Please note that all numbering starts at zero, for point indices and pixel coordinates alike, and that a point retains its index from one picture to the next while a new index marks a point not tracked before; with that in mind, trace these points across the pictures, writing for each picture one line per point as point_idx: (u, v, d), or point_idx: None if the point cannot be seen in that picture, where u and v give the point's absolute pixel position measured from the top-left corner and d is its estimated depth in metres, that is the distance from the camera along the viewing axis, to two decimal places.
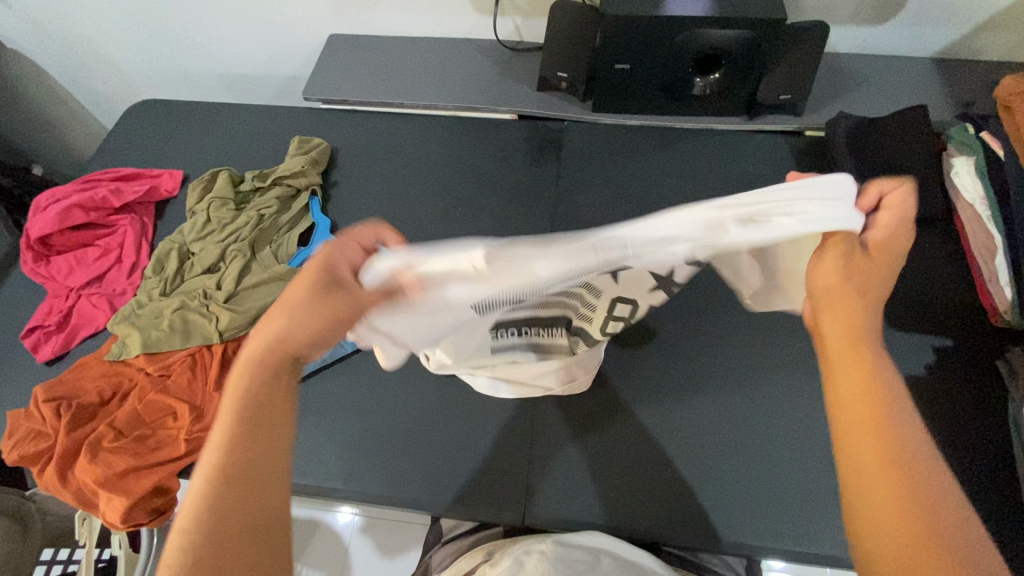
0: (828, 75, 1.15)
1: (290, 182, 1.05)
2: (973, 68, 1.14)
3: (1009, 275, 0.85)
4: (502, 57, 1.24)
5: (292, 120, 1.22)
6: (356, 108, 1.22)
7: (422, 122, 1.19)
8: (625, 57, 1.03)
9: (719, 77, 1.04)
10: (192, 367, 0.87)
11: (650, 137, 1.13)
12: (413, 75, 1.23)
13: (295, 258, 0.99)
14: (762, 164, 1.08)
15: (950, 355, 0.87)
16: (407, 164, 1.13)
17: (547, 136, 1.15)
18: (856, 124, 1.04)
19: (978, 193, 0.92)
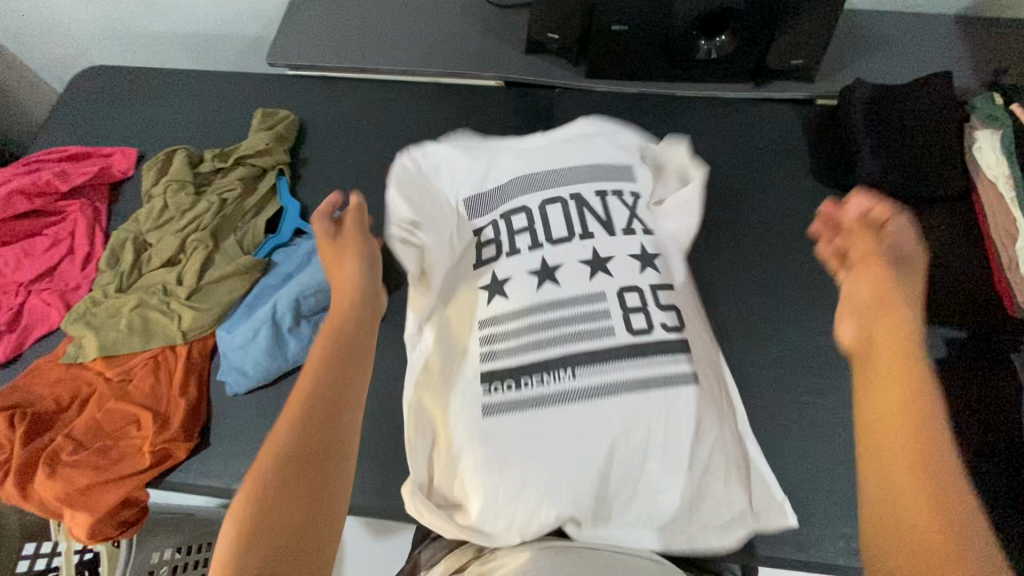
0: (843, 35, 1.05)
1: (254, 161, 0.96)
2: (1001, 27, 1.04)
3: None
4: (487, 16, 1.12)
5: (256, 89, 1.11)
6: (327, 75, 1.11)
7: (399, 89, 1.09)
8: (622, 17, 0.93)
9: (726, 39, 0.94)
10: (155, 371, 0.81)
11: (648, 106, 1.04)
12: (388, 37, 1.12)
13: (263, 247, 0.91)
14: (769, 136, 1.00)
15: (961, 348, 0.82)
16: (383, 139, 1.04)
17: (537, 105, 1.05)
18: (872, 92, 0.95)
19: (1003, 172, 0.86)
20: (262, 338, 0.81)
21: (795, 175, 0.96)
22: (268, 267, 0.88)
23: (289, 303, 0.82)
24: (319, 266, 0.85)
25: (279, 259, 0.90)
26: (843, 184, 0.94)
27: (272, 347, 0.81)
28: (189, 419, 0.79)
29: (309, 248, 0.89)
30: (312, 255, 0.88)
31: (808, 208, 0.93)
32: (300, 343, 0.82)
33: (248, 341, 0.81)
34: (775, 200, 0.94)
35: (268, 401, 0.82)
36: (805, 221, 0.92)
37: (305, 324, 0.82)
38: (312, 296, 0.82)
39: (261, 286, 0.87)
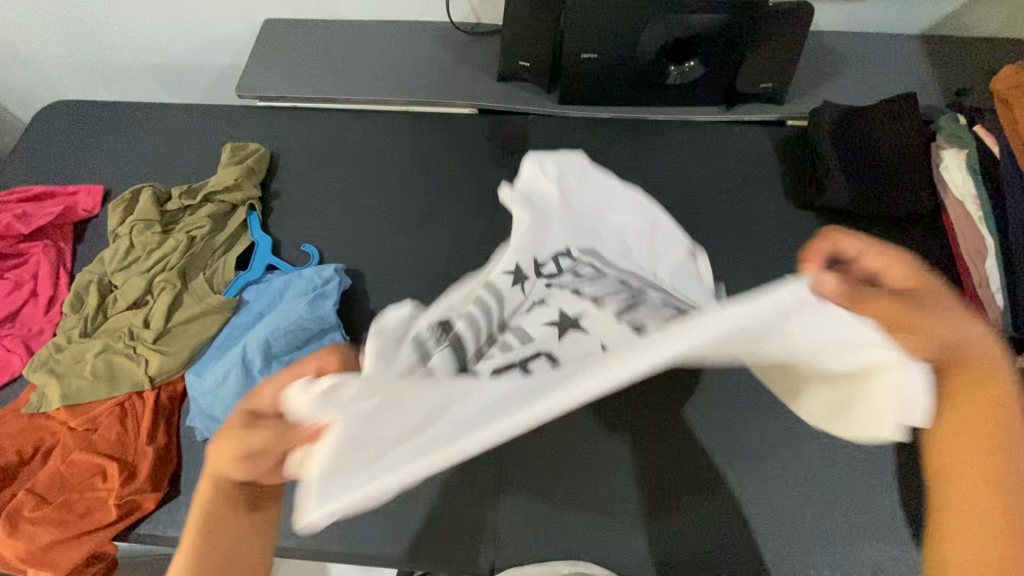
0: (808, 56, 1.07)
1: (223, 197, 0.95)
2: (960, 45, 1.07)
3: (1001, 282, 0.82)
4: (459, 43, 1.13)
5: (226, 121, 1.09)
6: (297, 105, 1.10)
7: (372, 119, 1.09)
8: (593, 46, 0.94)
9: (695, 65, 0.95)
10: (122, 419, 0.78)
11: (622, 130, 1.04)
12: (361, 66, 1.12)
13: (234, 285, 0.89)
14: (742, 159, 1.00)
15: None
16: (359, 171, 1.03)
17: (510, 132, 1.06)
18: (841, 116, 0.96)
19: (970, 191, 0.87)
20: (232, 382, 0.78)
21: (767, 198, 0.97)
22: (237, 307, 0.87)
23: (259, 345, 0.79)
24: (289, 305, 0.83)
25: (250, 297, 0.88)
26: (815, 206, 0.94)
27: (243, 390, 0.78)
28: (157, 467, 0.76)
29: (281, 285, 0.88)
30: (284, 292, 0.87)
31: (782, 229, 0.94)
32: None
33: (218, 384, 0.79)
34: (751, 223, 0.95)
35: None
36: (779, 242, 0.93)
37: (276, 365, 0.80)
38: (282, 337, 0.80)
39: (231, 326, 0.85)
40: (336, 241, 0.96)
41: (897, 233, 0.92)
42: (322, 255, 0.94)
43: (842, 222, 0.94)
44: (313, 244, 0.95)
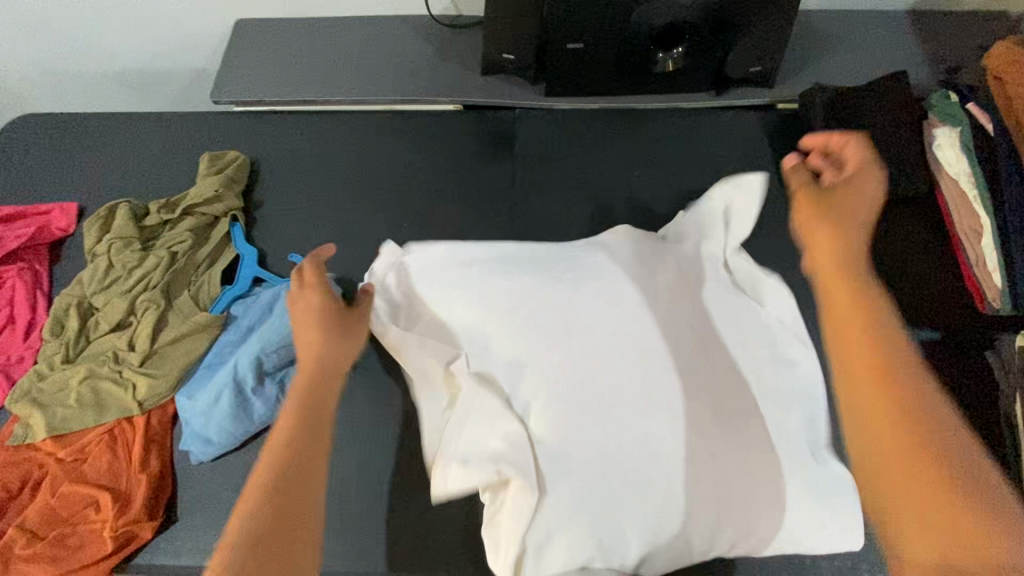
0: (797, 37, 1.05)
1: (204, 209, 0.91)
2: (947, 20, 1.06)
3: (997, 261, 0.82)
4: (440, 37, 1.09)
5: (201, 128, 1.05)
6: (275, 109, 1.06)
7: (354, 120, 1.05)
8: (578, 36, 0.92)
9: (683, 52, 0.93)
10: (111, 446, 0.75)
11: (612, 121, 1.02)
12: (339, 65, 1.08)
13: (220, 301, 0.86)
14: (734, 146, 0.99)
15: (938, 348, 0.83)
16: (343, 174, 1.00)
17: (497, 128, 1.03)
18: (832, 98, 0.95)
19: (965, 169, 0.87)
20: (224, 403, 0.76)
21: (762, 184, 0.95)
22: (226, 324, 0.84)
23: (250, 363, 0.77)
24: (279, 320, 0.81)
25: (239, 312, 0.85)
26: None
27: (236, 410, 0.76)
28: (151, 495, 0.74)
29: (269, 298, 0.85)
30: (273, 306, 0.84)
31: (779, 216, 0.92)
32: (265, 404, 0.77)
33: (210, 405, 0.77)
34: None
35: (235, 467, 0.77)
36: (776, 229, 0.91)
37: (269, 383, 0.78)
38: (274, 353, 0.78)
39: (221, 344, 0.82)
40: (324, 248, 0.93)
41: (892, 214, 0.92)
42: None
43: None
44: (299, 254, 0.92)
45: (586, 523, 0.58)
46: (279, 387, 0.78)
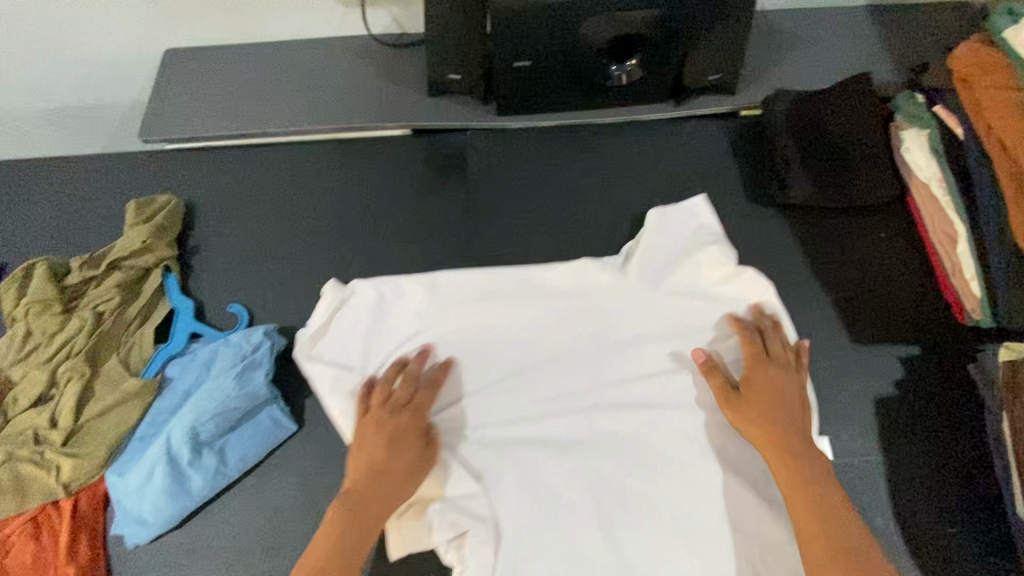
0: (756, 40, 1.00)
1: (132, 262, 0.84)
2: (909, 15, 1.02)
3: (975, 268, 0.76)
4: (384, 58, 1.03)
5: (131, 172, 0.98)
6: (209, 145, 0.99)
7: (296, 152, 0.98)
8: (525, 53, 0.86)
9: (638, 64, 0.88)
10: (35, 536, 0.69)
11: (568, 140, 0.97)
12: (276, 94, 1.01)
13: (154, 362, 0.80)
14: (697, 159, 0.94)
15: (917, 366, 0.79)
16: (285, 213, 0.93)
17: (447, 154, 0.96)
18: (795, 104, 0.91)
19: (936, 171, 0.81)
20: (159, 479, 0.70)
21: (728, 199, 0.91)
22: (161, 388, 0.78)
23: (185, 434, 0.71)
24: (216, 382, 0.74)
25: (174, 373, 0.78)
26: (776, 203, 0.89)
27: (173, 487, 0.70)
28: None
29: (206, 357, 0.78)
30: (210, 365, 0.78)
31: (748, 232, 0.88)
32: (205, 477, 0.71)
33: (144, 483, 0.70)
34: None
35: (176, 548, 0.71)
36: (745, 247, 0.87)
37: (207, 453, 0.72)
38: (211, 421, 0.72)
39: (155, 412, 0.76)
40: (266, 296, 0.86)
41: (863, 224, 0.88)
42: (252, 315, 0.85)
43: (806, 218, 0.89)
44: (240, 303, 0.86)
45: (559, 565, 0.67)
46: (220, 456, 0.72)
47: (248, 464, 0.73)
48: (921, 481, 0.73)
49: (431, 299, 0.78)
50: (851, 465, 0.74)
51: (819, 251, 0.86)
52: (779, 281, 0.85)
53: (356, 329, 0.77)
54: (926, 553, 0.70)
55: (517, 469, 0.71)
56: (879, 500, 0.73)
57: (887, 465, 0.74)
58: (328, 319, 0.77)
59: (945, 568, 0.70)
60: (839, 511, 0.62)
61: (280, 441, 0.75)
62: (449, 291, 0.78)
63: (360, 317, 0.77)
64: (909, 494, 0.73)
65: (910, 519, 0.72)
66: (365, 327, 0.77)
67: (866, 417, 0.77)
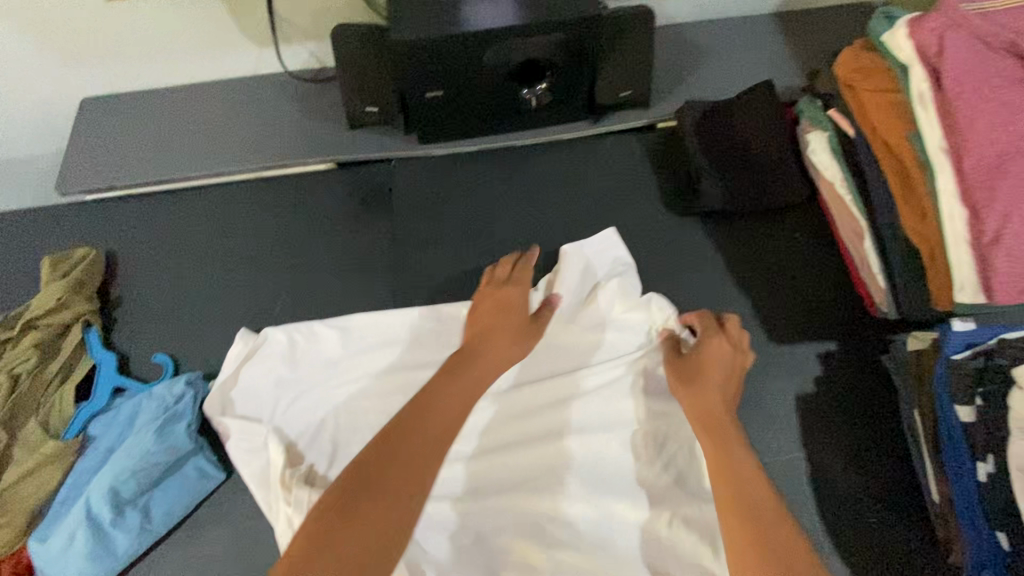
0: (666, 53, 1.03)
1: (49, 320, 0.83)
2: (811, 20, 1.06)
3: (878, 263, 0.78)
4: (305, 93, 1.03)
5: (50, 226, 0.96)
6: (130, 192, 0.98)
7: (218, 192, 0.97)
8: (435, 83, 0.87)
9: (547, 86, 0.90)
10: None
11: (491, 163, 0.98)
12: (196, 136, 1.00)
13: (75, 422, 0.78)
14: (617, 173, 0.96)
15: (833, 362, 0.82)
16: (208, 256, 0.92)
17: (371, 184, 0.97)
18: (702, 116, 0.94)
19: (837, 172, 0.83)
20: (80, 543, 0.69)
21: (648, 211, 0.93)
22: (82, 448, 0.76)
23: (105, 494, 0.70)
24: (137, 438, 0.73)
25: (96, 432, 0.77)
26: (693, 212, 0.91)
27: (95, 549, 0.69)
28: None
29: (129, 412, 0.77)
30: (133, 420, 0.76)
31: (668, 243, 0.90)
32: (129, 536, 0.70)
33: (64, 548, 0.69)
34: (635, 241, 0.90)
35: None
36: (666, 257, 0.89)
37: (130, 512, 0.71)
38: (131, 479, 0.71)
39: (77, 473, 0.74)
40: (192, 343, 0.85)
41: (777, 227, 0.91)
42: (177, 364, 0.84)
43: (723, 224, 0.91)
44: (164, 352, 0.85)
45: None
46: (143, 513, 0.71)
47: (174, 518, 0.72)
48: (841, 475, 0.76)
49: (344, 340, 0.81)
50: (776, 465, 0.76)
51: (736, 256, 0.89)
52: (699, 289, 0.87)
53: (274, 374, 0.79)
54: (850, 545, 0.72)
55: (448, 499, 0.73)
56: (804, 497, 0.75)
57: (809, 461, 0.76)
58: (247, 367, 0.79)
59: (868, 558, 0.72)
60: (758, 490, 0.63)
61: (208, 492, 0.74)
62: (361, 332, 0.81)
63: (272, 365, 0.79)
64: (832, 491, 0.75)
65: (832, 513, 0.74)
66: (285, 372, 0.79)
67: (788, 416, 0.79)
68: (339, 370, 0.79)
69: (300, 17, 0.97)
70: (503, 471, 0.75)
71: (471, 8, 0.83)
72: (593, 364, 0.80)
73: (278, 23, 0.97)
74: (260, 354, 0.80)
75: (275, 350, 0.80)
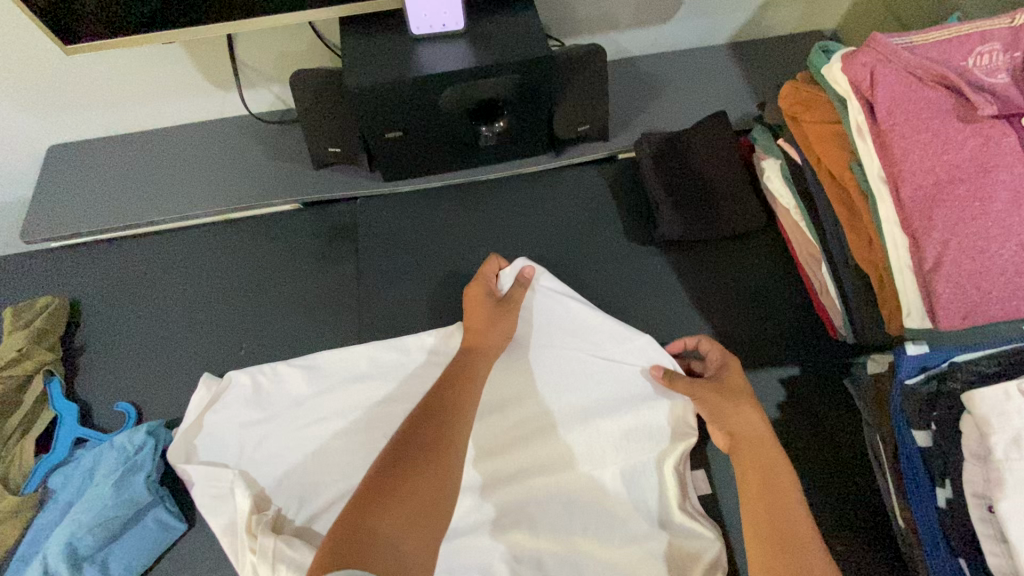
0: (624, 85, 1.06)
1: (9, 372, 0.82)
2: (763, 49, 1.09)
3: (833, 286, 0.79)
4: (270, 135, 1.04)
5: (13, 276, 0.96)
6: (97, 239, 0.98)
7: (185, 236, 0.98)
8: (395, 124, 0.89)
9: (506, 123, 0.91)
10: None
11: (455, 198, 0.99)
12: (162, 180, 1.01)
13: (34, 476, 0.77)
14: (579, 204, 0.97)
15: (797, 385, 0.82)
16: (173, 301, 0.92)
17: (337, 223, 0.98)
18: (659, 143, 0.95)
19: (789, 199, 0.85)
20: None
21: (610, 240, 0.94)
22: (41, 503, 0.75)
23: (61, 552, 0.68)
24: (95, 491, 0.72)
25: (55, 485, 0.76)
26: (655, 241, 0.93)
27: None
28: None
29: (89, 464, 0.76)
30: (92, 472, 0.75)
31: (631, 272, 0.91)
32: None
33: None
34: (598, 272, 0.91)
35: None
36: (629, 286, 0.90)
37: (88, 568, 0.69)
38: (89, 534, 0.69)
39: (35, 529, 0.73)
40: (156, 390, 0.85)
41: (738, 251, 0.92)
42: (141, 411, 0.83)
43: (685, 251, 0.92)
44: (128, 400, 0.84)
45: None
46: (102, 569, 0.70)
47: (134, 572, 0.71)
48: (808, 499, 0.76)
49: (311, 380, 0.81)
50: None
51: (698, 283, 0.90)
52: (663, 317, 0.88)
53: (239, 414, 0.78)
54: None
55: None
56: None
57: None
58: (213, 408, 0.79)
59: None
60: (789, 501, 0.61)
61: (170, 542, 0.73)
62: (327, 371, 0.81)
63: (238, 407, 0.79)
64: None
65: None
66: (250, 414, 0.78)
67: None
68: (305, 408, 0.79)
69: (263, 62, 0.99)
70: (469, 510, 0.74)
71: (425, 52, 0.86)
72: (559, 393, 0.80)
73: (241, 68, 0.99)
74: (225, 393, 0.79)
75: (240, 390, 0.80)
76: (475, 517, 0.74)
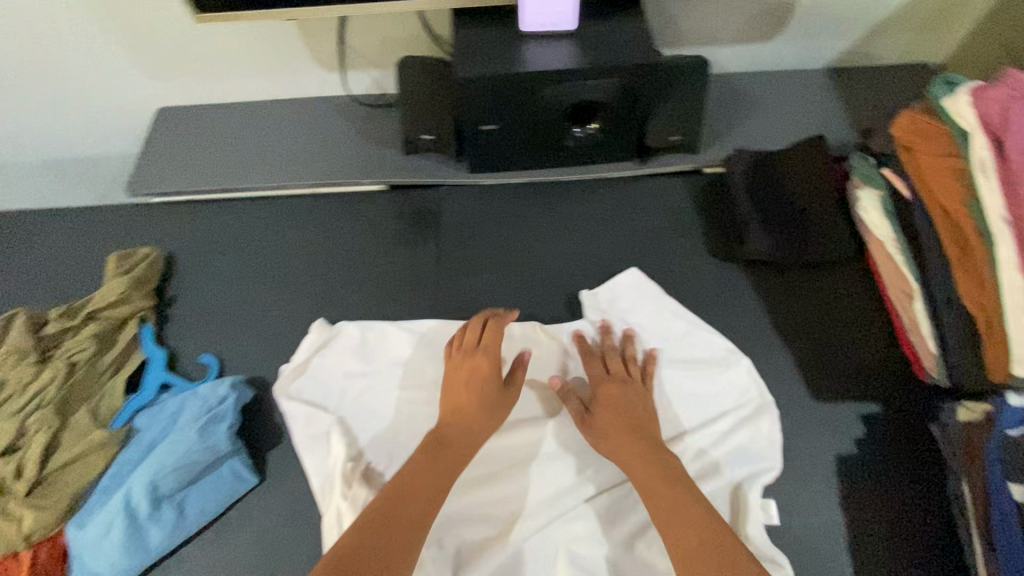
0: (718, 101, 1.05)
1: (108, 313, 0.87)
2: (866, 77, 1.07)
3: (930, 326, 0.76)
4: (364, 116, 1.08)
5: (116, 225, 1.02)
6: (194, 198, 1.03)
7: (275, 205, 1.02)
8: (491, 118, 0.90)
9: (598, 126, 0.93)
10: None
11: (537, 196, 1.00)
12: (259, 149, 1.06)
13: (122, 413, 0.81)
14: (662, 215, 0.97)
15: (878, 424, 0.79)
16: (260, 265, 0.96)
17: (421, 207, 1.00)
18: (752, 165, 0.95)
19: (887, 231, 0.81)
20: (116, 533, 0.71)
21: (691, 254, 0.93)
22: (126, 439, 0.79)
23: (144, 488, 0.72)
24: (178, 435, 0.76)
25: (141, 424, 0.80)
26: (737, 259, 0.91)
27: (129, 540, 0.71)
28: None
29: (173, 408, 0.80)
30: (176, 417, 0.79)
31: (710, 287, 0.90)
32: (162, 531, 0.72)
33: (101, 536, 0.71)
34: (677, 284, 0.91)
35: None
36: (707, 301, 0.89)
37: (166, 506, 0.73)
38: (171, 474, 0.73)
39: (118, 464, 0.77)
40: (238, 347, 0.88)
41: (825, 280, 0.90)
42: (222, 365, 0.87)
43: (768, 274, 0.90)
44: (211, 353, 0.88)
45: None
46: (178, 510, 0.73)
47: (206, 517, 0.74)
48: (881, 543, 0.73)
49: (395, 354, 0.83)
50: (812, 525, 0.74)
51: (780, 307, 0.88)
52: (740, 337, 0.86)
53: (331, 371, 0.81)
54: None
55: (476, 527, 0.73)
56: (841, 562, 0.72)
57: (847, 525, 0.74)
58: (311, 359, 0.82)
59: None
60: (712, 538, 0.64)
61: (240, 495, 0.76)
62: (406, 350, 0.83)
63: (330, 366, 0.82)
64: (870, 562, 0.72)
65: None
66: (331, 378, 0.81)
67: (827, 476, 0.76)
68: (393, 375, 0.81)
69: (368, 46, 1.03)
70: (530, 503, 0.75)
71: (531, 50, 0.87)
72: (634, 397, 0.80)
73: (346, 50, 1.03)
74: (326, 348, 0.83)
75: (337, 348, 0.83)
76: (536, 511, 0.74)
